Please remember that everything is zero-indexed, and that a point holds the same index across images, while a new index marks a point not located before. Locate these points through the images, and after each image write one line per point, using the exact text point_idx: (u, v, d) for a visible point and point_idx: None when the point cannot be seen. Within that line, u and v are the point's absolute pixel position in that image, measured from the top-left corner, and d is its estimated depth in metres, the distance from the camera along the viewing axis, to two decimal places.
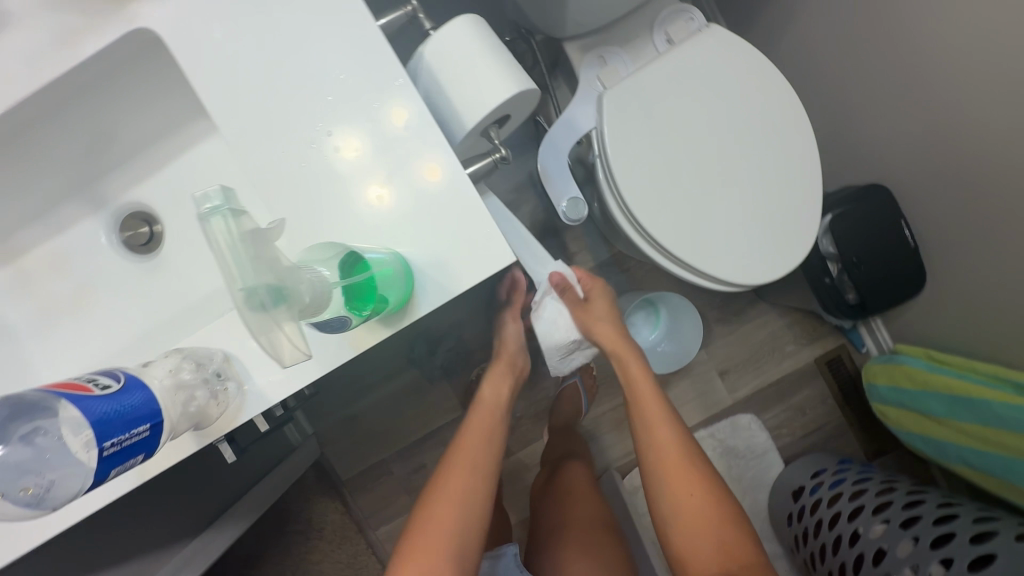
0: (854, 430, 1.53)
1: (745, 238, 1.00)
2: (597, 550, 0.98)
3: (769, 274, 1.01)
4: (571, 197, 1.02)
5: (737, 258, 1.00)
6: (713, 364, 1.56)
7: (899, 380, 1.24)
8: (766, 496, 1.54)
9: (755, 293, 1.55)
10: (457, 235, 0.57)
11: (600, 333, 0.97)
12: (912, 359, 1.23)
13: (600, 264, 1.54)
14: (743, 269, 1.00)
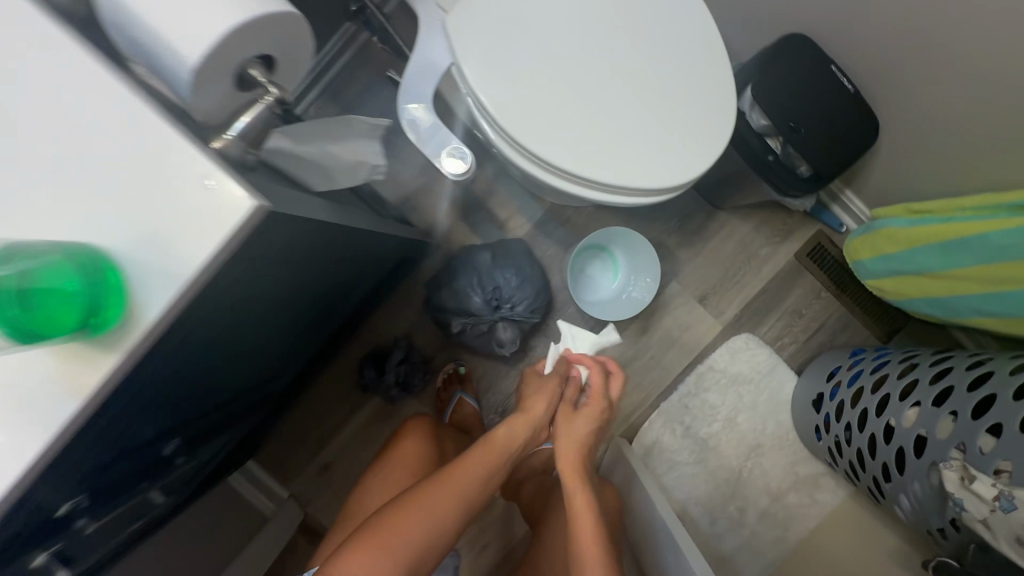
0: (859, 316, 1.39)
1: (655, 136, 0.87)
2: None
3: (696, 168, 0.88)
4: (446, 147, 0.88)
5: (653, 159, 0.87)
6: (690, 293, 1.41)
7: (886, 246, 1.08)
8: (789, 413, 1.40)
9: (710, 204, 1.40)
10: (209, 224, 0.44)
11: (566, 436, 1.06)
12: (893, 218, 1.08)
13: (537, 223, 1.38)
14: (664, 169, 0.87)
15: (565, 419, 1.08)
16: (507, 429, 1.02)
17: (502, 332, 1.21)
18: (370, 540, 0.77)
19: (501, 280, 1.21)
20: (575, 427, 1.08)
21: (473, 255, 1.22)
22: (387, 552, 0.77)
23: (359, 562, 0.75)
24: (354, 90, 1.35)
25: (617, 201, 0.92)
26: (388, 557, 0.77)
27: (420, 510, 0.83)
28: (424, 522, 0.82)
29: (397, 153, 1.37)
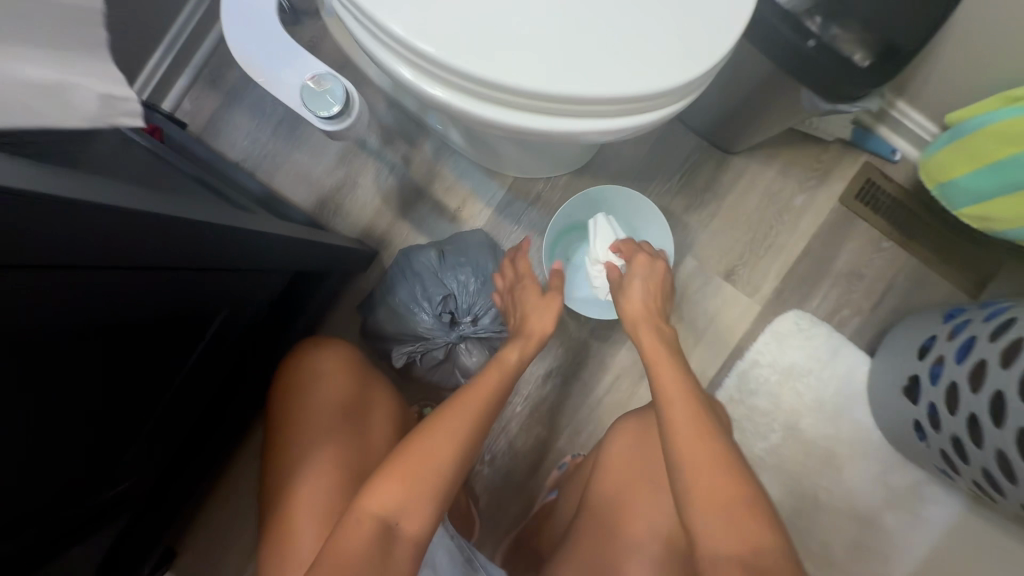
0: (937, 266, 1.06)
1: (621, 21, 0.57)
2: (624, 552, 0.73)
3: (693, 61, 0.57)
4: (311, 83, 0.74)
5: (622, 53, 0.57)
6: (712, 269, 1.07)
7: (990, 155, 0.75)
8: (868, 408, 1.06)
9: (719, 150, 1.07)
10: None
11: (629, 304, 0.80)
12: (988, 114, 0.76)
13: (499, 207, 1.05)
14: (641, 69, 0.56)
15: (641, 283, 0.81)
16: (517, 348, 0.74)
17: (466, 356, 0.87)
18: (401, 463, 0.58)
19: (454, 286, 0.87)
20: (637, 300, 0.79)
21: (410, 258, 0.89)
22: (421, 482, 0.57)
23: (390, 492, 0.56)
24: (236, 69, 1.04)
25: (596, 133, 0.60)
26: (420, 494, 0.57)
27: (452, 431, 0.63)
28: (456, 446, 0.61)
29: (304, 141, 1.04)
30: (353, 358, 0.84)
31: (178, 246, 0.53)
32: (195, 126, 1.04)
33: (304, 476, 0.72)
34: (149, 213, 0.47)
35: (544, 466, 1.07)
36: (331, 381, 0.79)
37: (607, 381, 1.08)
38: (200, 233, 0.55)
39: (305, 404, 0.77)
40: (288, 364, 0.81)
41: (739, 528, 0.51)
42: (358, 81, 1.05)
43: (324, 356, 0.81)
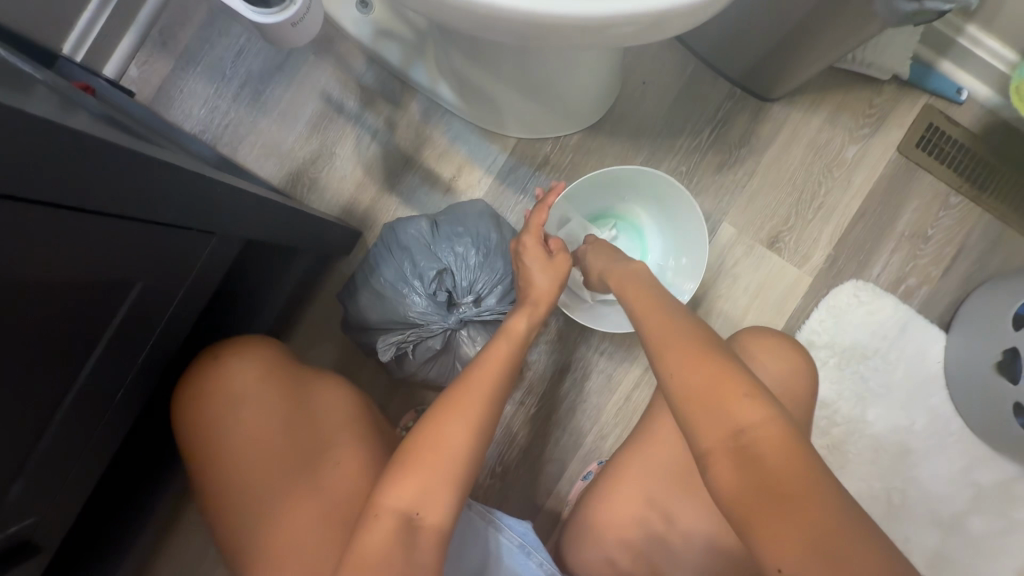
0: (1017, 223, 0.90)
1: None
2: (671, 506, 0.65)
3: None
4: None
5: None
6: (753, 236, 0.91)
7: None
8: (946, 393, 0.90)
9: (755, 98, 0.92)
10: None
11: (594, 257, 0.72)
12: None
13: (500, 173, 0.90)
14: None
15: (606, 253, 0.71)
16: (523, 315, 0.63)
17: (468, 346, 0.71)
18: (410, 457, 0.50)
19: (451, 259, 0.72)
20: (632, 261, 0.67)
21: (396, 229, 0.73)
22: (441, 471, 0.49)
23: (405, 484, 0.48)
24: (191, 27, 0.89)
25: (631, 19, 0.46)
26: (438, 484, 0.49)
27: (467, 414, 0.53)
28: (467, 425, 0.52)
29: (271, 108, 0.90)
30: (272, 364, 0.65)
31: (172, 203, 0.44)
32: (145, 95, 0.89)
33: (265, 509, 0.59)
34: (136, 154, 0.39)
35: (565, 477, 0.91)
36: (253, 415, 0.62)
37: (636, 374, 0.92)
38: (187, 192, 0.45)
39: (231, 442, 0.61)
40: (188, 401, 0.62)
41: (754, 448, 0.39)
42: (332, 36, 0.90)
43: (237, 375, 0.63)
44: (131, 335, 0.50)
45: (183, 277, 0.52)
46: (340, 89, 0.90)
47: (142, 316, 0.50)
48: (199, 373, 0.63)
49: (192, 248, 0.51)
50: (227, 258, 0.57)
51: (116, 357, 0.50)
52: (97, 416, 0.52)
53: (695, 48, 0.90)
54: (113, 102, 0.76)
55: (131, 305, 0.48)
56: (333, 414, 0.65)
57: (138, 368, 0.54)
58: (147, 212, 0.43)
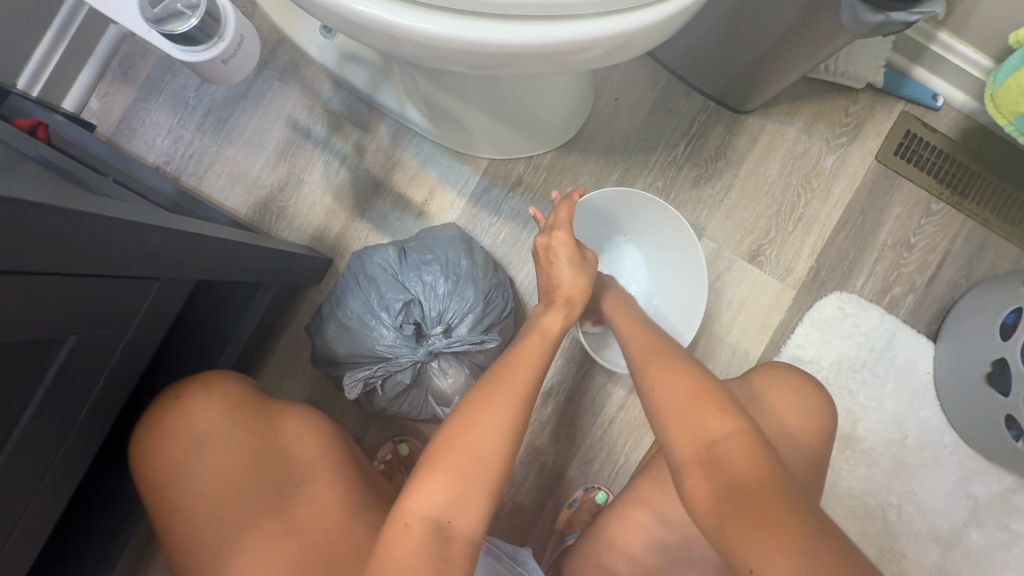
0: (1000, 229, 0.89)
1: None
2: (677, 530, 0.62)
3: None
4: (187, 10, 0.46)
5: None
6: (734, 250, 0.89)
7: None
8: (937, 405, 0.88)
9: (729, 110, 0.90)
10: None
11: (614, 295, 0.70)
12: None
13: (473, 195, 0.88)
14: None
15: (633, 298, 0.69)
16: (536, 328, 0.63)
17: (439, 379, 0.69)
18: (440, 453, 0.48)
19: (419, 289, 0.70)
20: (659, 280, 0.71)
21: (363, 260, 0.71)
22: (467, 474, 0.46)
23: (435, 487, 0.46)
24: (152, 57, 0.88)
25: (578, 44, 0.44)
26: (471, 486, 0.46)
27: (494, 410, 0.51)
28: (498, 425, 0.50)
29: (236, 136, 0.88)
30: (239, 397, 0.61)
31: (106, 249, 0.42)
32: (106, 127, 0.87)
33: (239, 550, 0.53)
34: (51, 210, 0.36)
35: (552, 505, 0.88)
36: (222, 451, 0.57)
37: (620, 396, 0.89)
38: (120, 241, 0.43)
39: (197, 483, 0.56)
40: (146, 444, 0.57)
41: (722, 463, 0.45)
42: (297, 62, 0.89)
43: (203, 410, 0.58)
44: (69, 392, 0.46)
45: (127, 322, 0.49)
46: (306, 114, 0.88)
47: (79, 373, 0.46)
48: (158, 412, 0.58)
49: (136, 296, 0.49)
50: (176, 300, 0.54)
51: (51, 418, 0.46)
52: (39, 474, 0.47)
53: (666, 62, 0.89)
54: (70, 140, 0.74)
55: (64, 364, 0.45)
56: (306, 448, 0.61)
57: (82, 426, 0.50)
58: (75, 267, 0.40)
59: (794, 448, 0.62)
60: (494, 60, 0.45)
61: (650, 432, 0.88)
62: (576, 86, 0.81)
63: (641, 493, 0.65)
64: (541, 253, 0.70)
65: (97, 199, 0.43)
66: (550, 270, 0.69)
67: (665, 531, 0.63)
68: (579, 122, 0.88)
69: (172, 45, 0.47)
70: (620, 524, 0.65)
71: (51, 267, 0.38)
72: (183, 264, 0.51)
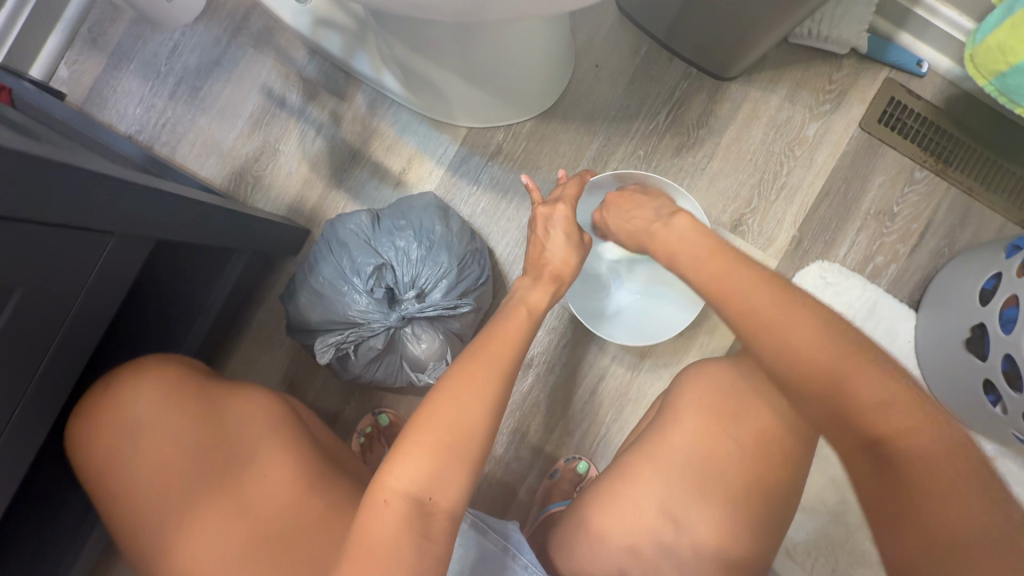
0: (984, 198, 0.88)
1: None
2: (674, 499, 0.62)
3: None
4: None
5: None
6: (718, 219, 0.88)
7: None
8: (918, 374, 0.87)
9: (714, 77, 0.89)
10: None
11: None
12: None
13: (452, 164, 0.87)
14: None
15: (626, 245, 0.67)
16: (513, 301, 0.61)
17: (413, 344, 0.68)
18: (421, 428, 0.45)
19: (392, 254, 0.69)
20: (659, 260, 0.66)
21: (336, 225, 0.70)
22: (449, 451, 0.45)
23: (414, 465, 0.44)
24: (121, 23, 0.86)
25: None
26: (452, 461, 0.44)
27: (476, 384, 0.48)
28: (483, 396, 0.47)
29: (209, 105, 0.86)
30: (180, 382, 0.58)
31: (45, 192, 0.41)
32: (76, 96, 0.85)
33: (183, 530, 0.52)
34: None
35: (533, 476, 0.88)
36: (152, 440, 0.55)
37: (602, 367, 0.89)
38: (58, 185, 0.41)
39: (131, 472, 0.54)
40: (81, 435, 0.56)
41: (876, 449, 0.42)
42: (271, 28, 0.87)
43: (143, 396, 0.56)
44: (21, 350, 0.46)
45: (82, 280, 0.48)
46: (281, 82, 0.87)
47: (31, 329, 0.46)
48: (97, 402, 0.56)
49: (91, 254, 0.48)
50: (137, 260, 0.53)
51: (4, 376, 0.45)
52: None
53: (647, 28, 0.87)
54: (35, 105, 0.72)
55: (12, 319, 0.43)
56: (248, 426, 0.57)
57: (41, 385, 0.49)
58: (7, 212, 0.39)
59: (783, 422, 0.60)
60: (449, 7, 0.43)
61: (631, 403, 0.88)
62: (555, 53, 0.79)
63: (630, 468, 0.64)
64: (539, 222, 0.68)
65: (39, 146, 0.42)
66: (543, 241, 0.67)
67: (658, 488, 0.62)
68: (559, 90, 0.87)
69: None
70: (608, 499, 0.63)
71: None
72: (140, 223, 0.50)
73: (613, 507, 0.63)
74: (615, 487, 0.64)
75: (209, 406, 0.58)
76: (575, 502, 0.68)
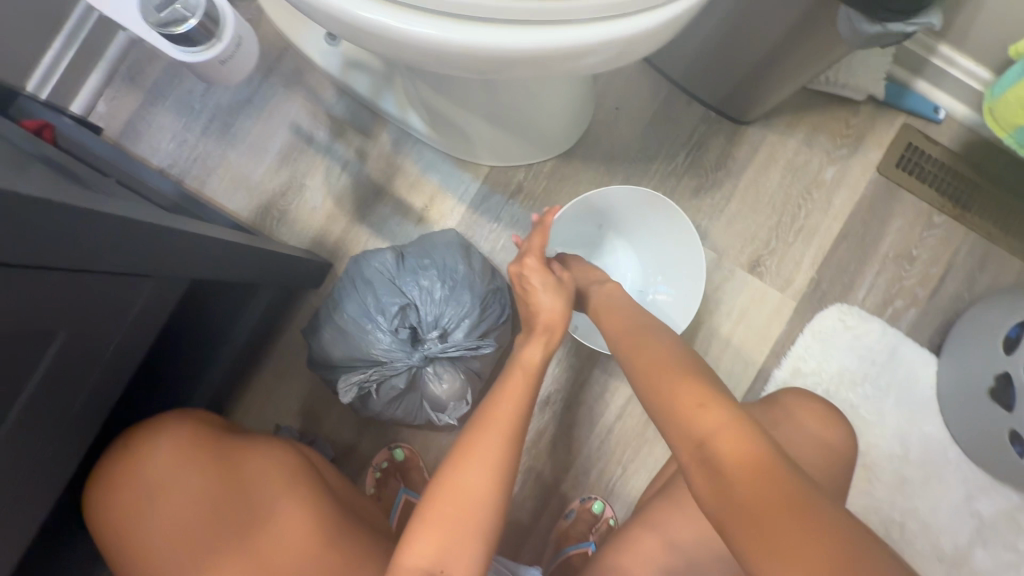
0: (1004, 243, 0.88)
1: None
2: (700, 551, 0.61)
3: None
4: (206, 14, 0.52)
5: None
6: (736, 260, 0.89)
7: None
8: (940, 421, 0.86)
9: (731, 120, 0.90)
10: None
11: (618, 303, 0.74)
12: None
13: (472, 201, 0.88)
14: None
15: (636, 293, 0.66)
16: (539, 346, 0.61)
17: (434, 384, 0.69)
18: (428, 505, 0.47)
19: (415, 293, 0.70)
20: None
21: (361, 263, 0.72)
22: (461, 525, 0.45)
23: (426, 539, 0.45)
24: (159, 62, 0.89)
25: (560, 50, 0.43)
26: (462, 536, 0.45)
27: (484, 454, 0.49)
28: (490, 467, 0.48)
29: (240, 141, 0.89)
30: (189, 441, 0.58)
31: (98, 239, 0.42)
32: (113, 130, 0.88)
33: None
34: (19, 199, 0.35)
35: (548, 515, 0.87)
36: (173, 494, 0.55)
37: (619, 405, 0.88)
38: (103, 233, 0.42)
39: (153, 527, 0.54)
40: (104, 488, 0.56)
41: (716, 458, 0.42)
42: (302, 69, 0.90)
43: (154, 459, 0.56)
44: (59, 390, 0.46)
45: (120, 321, 0.49)
46: (309, 120, 0.89)
47: (70, 370, 0.46)
48: (113, 460, 0.57)
49: (126, 294, 0.49)
50: (170, 300, 0.55)
51: (42, 417, 0.46)
52: (25, 474, 0.46)
53: (667, 73, 0.89)
54: (76, 142, 0.74)
55: (54, 361, 0.44)
56: (269, 477, 0.58)
57: (74, 422, 0.49)
58: (63, 258, 0.40)
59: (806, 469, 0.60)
60: (467, 62, 0.45)
61: (648, 443, 0.87)
62: (578, 97, 0.81)
63: (653, 515, 0.63)
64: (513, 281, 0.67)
65: (91, 194, 0.43)
66: (525, 298, 0.66)
67: (680, 538, 0.61)
68: (579, 131, 0.89)
69: (185, 42, 0.53)
70: (633, 545, 0.62)
71: (25, 261, 0.38)
72: (174, 264, 0.51)
73: (637, 558, 0.62)
74: (637, 536, 0.63)
75: (231, 456, 0.58)
76: (597, 550, 0.66)
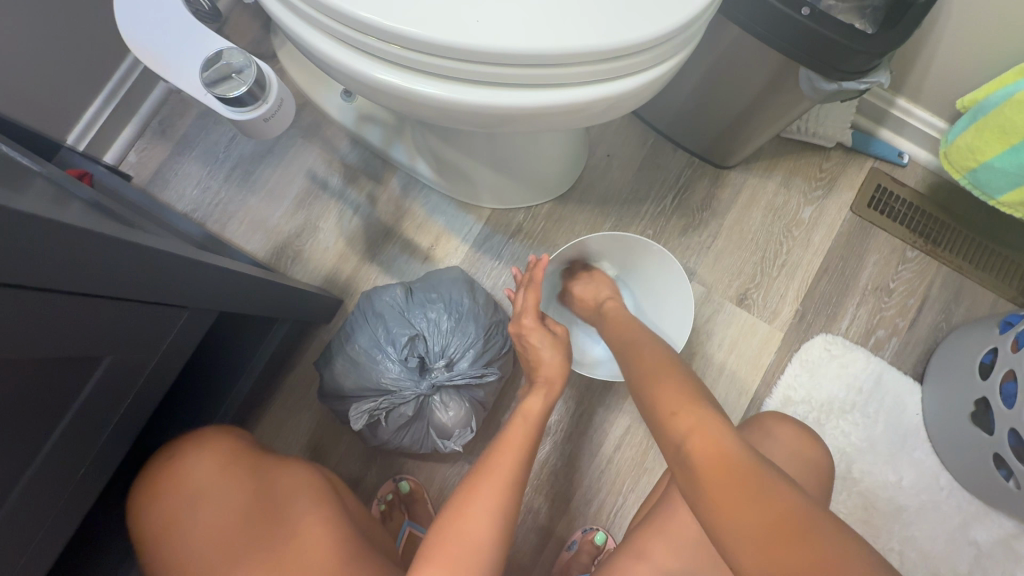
0: (975, 276, 0.94)
1: None
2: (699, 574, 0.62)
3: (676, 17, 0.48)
4: (257, 82, 0.60)
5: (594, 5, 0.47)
6: (724, 293, 0.94)
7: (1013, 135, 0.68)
8: (930, 447, 0.89)
9: (714, 166, 0.98)
10: None
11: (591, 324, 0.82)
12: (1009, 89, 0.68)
13: (475, 241, 0.94)
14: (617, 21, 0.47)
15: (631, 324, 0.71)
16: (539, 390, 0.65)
17: (440, 412, 0.72)
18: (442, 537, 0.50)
19: (424, 325, 0.74)
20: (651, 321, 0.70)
21: (372, 297, 0.76)
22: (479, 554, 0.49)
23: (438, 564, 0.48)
24: (188, 117, 0.97)
25: (557, 108, 0.50)
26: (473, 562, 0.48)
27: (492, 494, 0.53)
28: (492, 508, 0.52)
29: (259, 187, 0.96)
30: (234, 455, 0.61)
31: (147, 273, 0.47)
32: (142, 178, 0.95)
33: None
34: (92, 237, 0.41)
35: (550, 547, 0.88)
36: (213, 501, 0.58)
37: (618, 436, 0.91)
38: (153, 267, 0.48)
39: (192, 531, 0.56)
40: (145, 494, 0.58)
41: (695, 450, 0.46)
42: (318, 122, 0.98)
43: (194, 471, 0.59)
44: (98, 411, 0.50)
45: (155, 348, 0.54)
46: (325, 168, 0.97)
47: (110, 392, 0.51)
48: (158, 468, 0.59)
49: (161, 322, 0.53)
50: (199, 330, 0.60)
51: (80, 435, 0.49)
52: (59, 491, 0.49)
53: (652, 123, 0.98)
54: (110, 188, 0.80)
55: (97, 382, 0.49)
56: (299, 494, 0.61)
57: (108, 443, 0.53)
58: (116, 287, 0.45)
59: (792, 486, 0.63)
60: (473, 116, 0.51)
61: (647, 473, 0.89)
62: (573, 146, 0.89)
63: (654, 538, 0.65)
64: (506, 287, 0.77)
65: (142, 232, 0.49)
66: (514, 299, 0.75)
67: (678, 560, 0.63)
68: (574, 177, 0.96)
69: (237, 105, 0.60)
70: (632, 565, 0.64)
71: (89, 287, 0.43)
72: (208, 297, 0.56)
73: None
74: (638, 560, 0.64)
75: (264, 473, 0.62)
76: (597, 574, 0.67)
